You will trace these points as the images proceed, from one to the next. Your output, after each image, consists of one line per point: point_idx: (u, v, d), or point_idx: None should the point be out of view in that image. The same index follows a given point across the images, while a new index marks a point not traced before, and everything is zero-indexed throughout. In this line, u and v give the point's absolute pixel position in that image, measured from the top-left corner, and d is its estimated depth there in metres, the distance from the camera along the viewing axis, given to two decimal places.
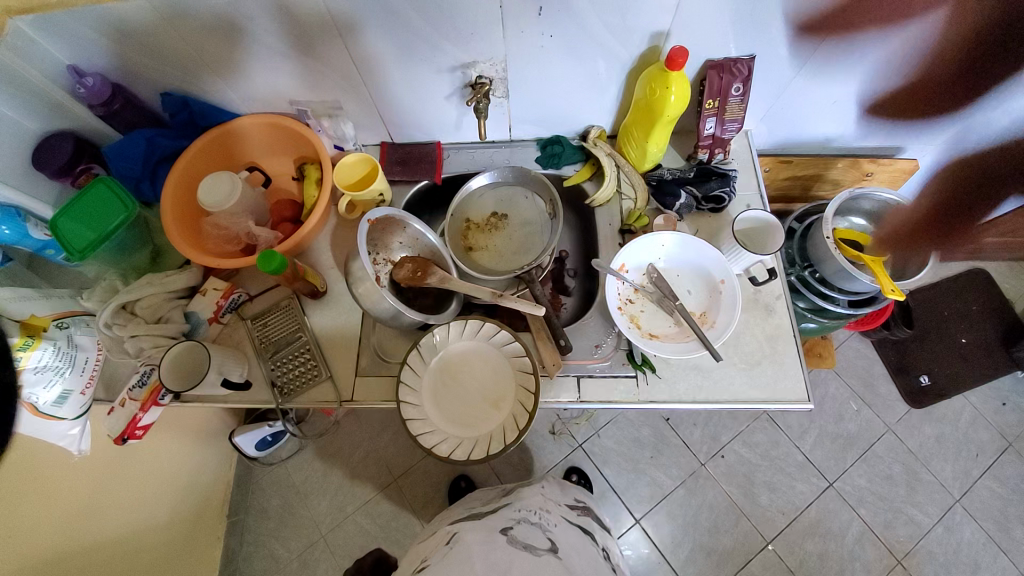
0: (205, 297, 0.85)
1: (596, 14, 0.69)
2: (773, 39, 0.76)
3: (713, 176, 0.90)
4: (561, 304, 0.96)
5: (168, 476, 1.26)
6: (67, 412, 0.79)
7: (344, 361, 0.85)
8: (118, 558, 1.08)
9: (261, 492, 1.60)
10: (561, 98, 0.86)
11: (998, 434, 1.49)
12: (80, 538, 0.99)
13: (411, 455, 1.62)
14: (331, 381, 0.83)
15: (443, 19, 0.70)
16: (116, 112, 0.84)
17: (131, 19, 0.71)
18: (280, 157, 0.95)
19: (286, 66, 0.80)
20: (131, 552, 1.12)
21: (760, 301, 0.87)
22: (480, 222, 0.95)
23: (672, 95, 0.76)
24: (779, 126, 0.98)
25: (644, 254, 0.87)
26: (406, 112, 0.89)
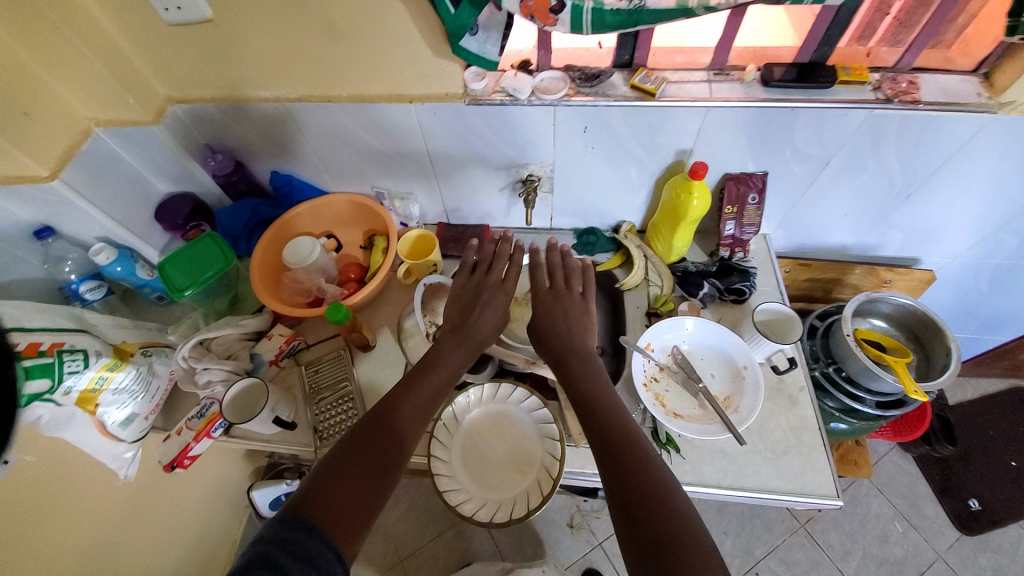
0: (271, 341, 0.96)
1: (633, 135, 0.84)
2: (784, 160, 0.89)
3: (734, 271, 0.98)
4: None
5: (182, 521, 1.27)
6: (128, 435, 0.87)
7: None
8: None
9: None
10: (598, 196, 1.00)
11: None
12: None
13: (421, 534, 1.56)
14: None
15: (507, 132, 0.86)
16: (232, 181, 1.03)
17: (264, 118, 0.91)
18: (353, 228, 1.11)
19: (374, 158, 0.97)
20: None
21: (784, 391, 0.90)
22: (519, 296, 1.05)
23: (695, 200, 0.88)
24: (796, 232, 1.08)
25: (670, 336, 0.92)
26: (465, 199, 1.04)
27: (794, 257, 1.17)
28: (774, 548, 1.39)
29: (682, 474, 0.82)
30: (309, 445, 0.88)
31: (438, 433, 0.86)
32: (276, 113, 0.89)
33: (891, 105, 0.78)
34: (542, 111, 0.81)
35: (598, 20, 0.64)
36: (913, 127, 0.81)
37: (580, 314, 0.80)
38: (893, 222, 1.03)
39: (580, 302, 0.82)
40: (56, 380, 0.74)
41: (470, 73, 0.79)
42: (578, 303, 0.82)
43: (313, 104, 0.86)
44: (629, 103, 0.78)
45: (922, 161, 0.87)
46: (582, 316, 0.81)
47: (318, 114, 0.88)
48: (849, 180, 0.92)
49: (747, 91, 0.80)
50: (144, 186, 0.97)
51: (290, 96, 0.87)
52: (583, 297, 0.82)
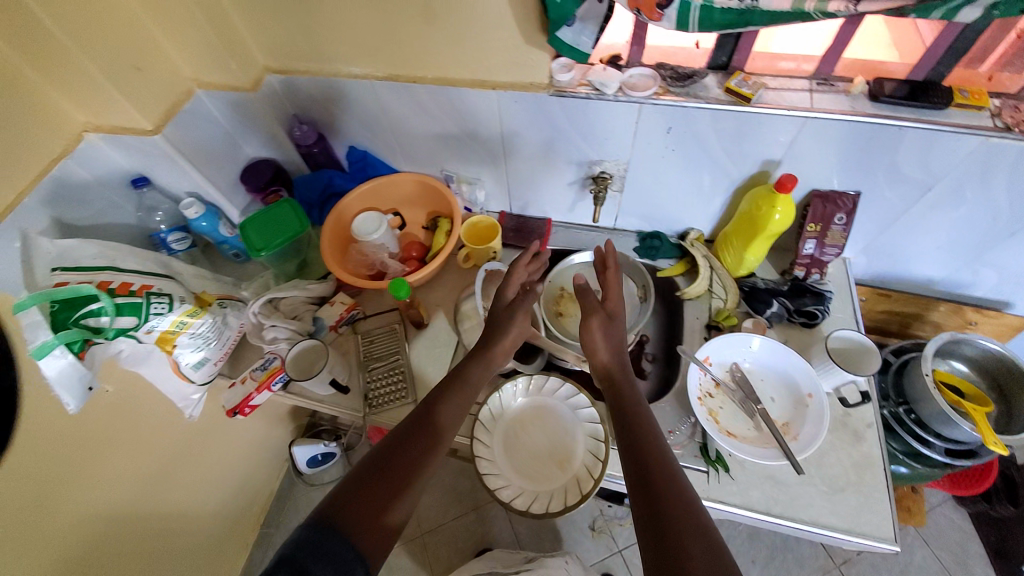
0: (332, 307, 1.00)
1: (718, 140, 0.81)
2: (879, 182, 0.83)
3: (808, 292, 0.93)
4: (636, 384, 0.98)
5: (228, 465, 1.36)
6: (199, 376, 0.92)
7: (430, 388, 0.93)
8: (156, 534, 1.16)
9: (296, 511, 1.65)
10: (669, 199, 0.97)
11: None
12: (142, 506, 1.10)
13: (444, 513, 1.60)
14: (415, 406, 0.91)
15: (586, 126, 0.85)
16: (313, 153, 1.07)
17: (351, 93, 0.94)
18: (417, 209, 1.13)
19: (448, 142, 0.99)
20: (170, 531, 1.20)
21: (848, 425, 0.85)
22: (574, 293, 1.04)
23: (777, 214, 0.83)
24: (878, 259, 1.01)
25: (730, 352, 0.89)
26: (532, 190, 1.04)
27: (871, 285, 1.10)
28: None
29: (728, 494, 0.79)
30: (359, 410, 0.92)
31: (483, 417, 0.87)
32: (362, 90, 0.92)
33: (1013, 134, 0.71)
34: (627, 108, 0.79)
35: (705, 18, 0.61)
36: None
37: (616, 328, 0.78)
38: (993, 260, 0.94)
39: (618, 314, 0.80)
40: (142, 318, 0.81)
41: (557, 64, 0.79)
42: (615, 313, 0.80)
43: (399, 84, 0.88)
44: (720, 106, 0.75)
45: None
46: (619, 327, 0.79)
47: (403, 94, 0.90)
48: (951, 211, 0.85)
49: (852, 104, 0.75)
50: (233, 149, 1.03)
51: (378, 75, 0.89)
52: (619, 310, 0.80)
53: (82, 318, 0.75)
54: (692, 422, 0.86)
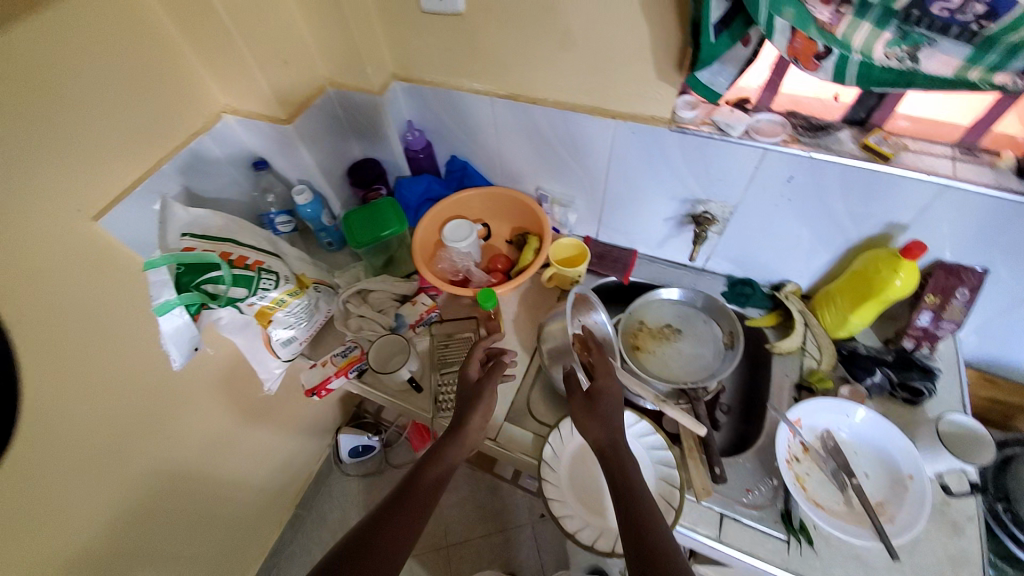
0: (414, 306, 1.02)
1: (840, 195, 0.79)
2: (1016, 263, 0.77)
3: (914, 367, 0.88)
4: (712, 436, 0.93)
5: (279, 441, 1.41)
6: (284, 352, 0.97)
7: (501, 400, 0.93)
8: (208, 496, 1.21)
9: (329, 497, 1.68)
10: (768, 248, 0.94)
11: None
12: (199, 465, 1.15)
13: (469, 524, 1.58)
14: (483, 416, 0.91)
15: (699, 164, 0.84)
16: (417, 158, 1.11)
17: (467, 106, 0.97)
18: (504, 222, 1.15)
19: (550, 163, 1.00)
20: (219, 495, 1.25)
21: (949, 517, 0.77)
22: (654, 329, 1.00)
23: (899, 280, 0.79)
24: (994, 343, 0.94)
25: (824, 417, 0.84)
26: (625, 220, 1.04)
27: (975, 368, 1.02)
28: None
29: (808, 569, 0.73)
30: (428, 411, 0.92)
31: (552, 440, 0.86)
32: (480, 105, 0.96)
33: None
34: (749, 151, 0.78)
35: (863, 76, 0.60)
36: None
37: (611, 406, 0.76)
38: None
39: (609, 392, 0.78)
40: (252, 289, 0.86)
41: (682, 102, 0.80)
42: (607, 391, 0.78)
43: (518, 103, 0.91)
44: (851, 162, 0.73)
45: None
46: (610, 402, 0.76)
47: (520, 113, 0.93)
48: None
49: (1000, 177, 0.70)
50: (345, 144, 1.09)
51: (499, 92, 0.92)
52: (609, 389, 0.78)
53: (202, 282, 0.79)
54: (774, 486, 0.81)
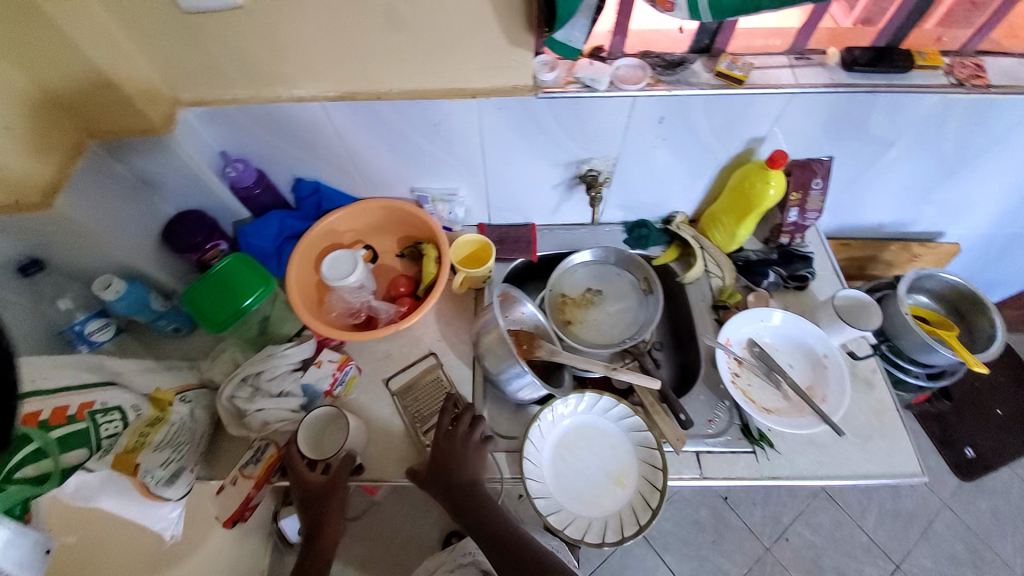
0: (319, 368, 0.85)
1: (704, 118, 0.79)
2: (851, 146, 0.86)
3: (796, 257, 0.96)
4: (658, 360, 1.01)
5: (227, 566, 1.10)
6: (174, 492, 0.74)
7: None
8: None
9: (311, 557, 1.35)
10: (651, 191, 0.97)
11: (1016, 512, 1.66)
12: None
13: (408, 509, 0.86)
14: None
15: (576, 124, 0.80)
16: (254, 195, 0.91)
17: (296, 115, 0.79)
18: (385, 235, 1.00)
19: (412, 158, 0.87)
20: None
21: (859, 375, 0.88)
22: (576, 297, 1.00)
23: (771, 189, 0.84)
24: (842, 214, 1.06)
25: (745, 328, 0.90)
26: (514, 198, 0.98)
27: (830, 238, 1.15)
28: (800, 514, 1.63)
29: (779, 469, 0.80)
30: (405, 459, 0.82)
31: (527, 469, 0.78)
32: (309, 113, 0.78)
33: (963, 89, 0.78)
34: (620, 102, 0.75)
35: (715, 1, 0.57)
36: (978, 109, 0.81)
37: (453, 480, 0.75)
38: (934, 199, 1.04)
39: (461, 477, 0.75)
40: (93, 446, 0.69)
41: (539, 64, 0.74)
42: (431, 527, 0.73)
43: (356, 104, 0.76)
44: (713, 91, 0.74)
45: (979, 138, 0.88)
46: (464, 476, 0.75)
47: (365, 113, 0.78)
48: (908, 163, 0.91)
49: (831, 76, 0.75)
50: (150, 202, 0.85)
51: (330, 93, 0.76)
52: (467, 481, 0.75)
53: (15, 470, 0.58)
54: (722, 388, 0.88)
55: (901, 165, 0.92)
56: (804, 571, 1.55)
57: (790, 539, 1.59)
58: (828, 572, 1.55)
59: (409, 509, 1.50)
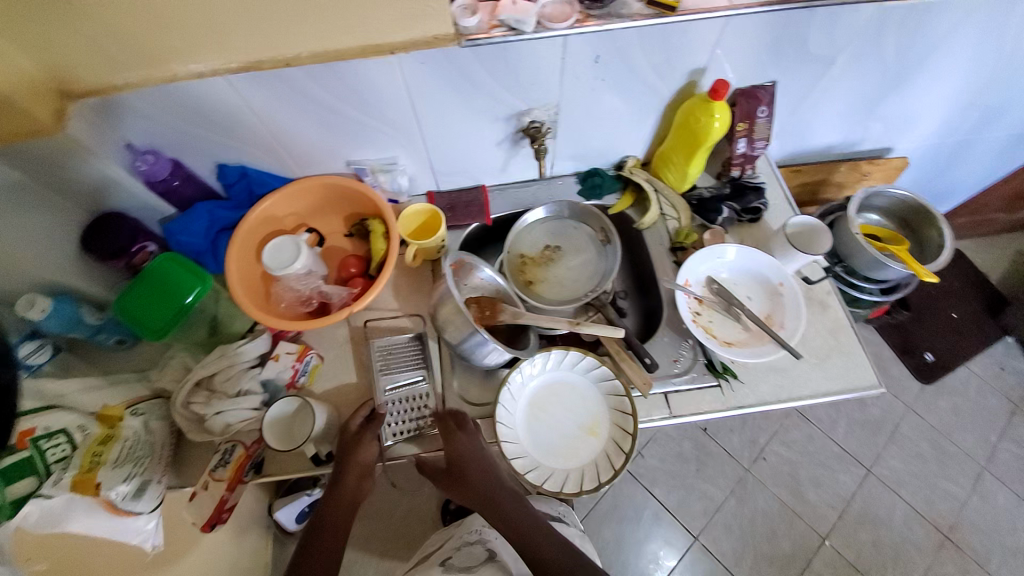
0: (279, 362, 0.82)
1: (641, 52, 0.75)
2: (792, 68, 0.84)
3: (748, 189, 0.96)
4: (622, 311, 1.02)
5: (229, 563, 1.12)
6: (145, 505, 0.73)
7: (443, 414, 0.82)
8: None
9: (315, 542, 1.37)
10: (598, 137, 0.93)
11: (973, 405, 1.79)
12: None
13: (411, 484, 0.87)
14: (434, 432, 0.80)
15: (508, 74, 0.75)
16: (175, 188, 0.84)
17: (202, 93, 0.72)
18: (329, 215, 0.95)
19: (340, 128, 0.81)
20: None
21: (813, 298, 0.91)
22: (535, 256, 0.99)
23: (716, 122, 0.82)
24: (791, 140, 1.05)
25: (702, 267, 0.91)
26: (458, 159, 0.93)
27: (782, 165, 1.15)
28: (775, 434, 1.72)
29: (744, 398, 0.83)
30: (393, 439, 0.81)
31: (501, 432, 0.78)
32: (216, 89, 0.72)
33: None
34: (550, 45, 0.71)
35: None
36: (915, 15, 0.80)
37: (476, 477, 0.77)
38: (878, 113, 1.04)
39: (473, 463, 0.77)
40: (42, 471, 0.63)
41: (457, 10, 0.68)
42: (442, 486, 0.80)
43: (264, 74, 0.70)
44: (644, 22, 0.70)
45: (918, 47, 0.87)
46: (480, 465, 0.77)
47: (277, 82, 0.72)
48: (849, 78, 0.90)
49: None
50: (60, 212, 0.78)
51: (233, 65, 0.69)
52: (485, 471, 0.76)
53: None
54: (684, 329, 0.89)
55: (843, 83, 0.91)
56: (784, 486, 1.66)
57: (768, 458, 1.69)
58: (805, 485, 1.66)
59: (406, 482, 1.51)
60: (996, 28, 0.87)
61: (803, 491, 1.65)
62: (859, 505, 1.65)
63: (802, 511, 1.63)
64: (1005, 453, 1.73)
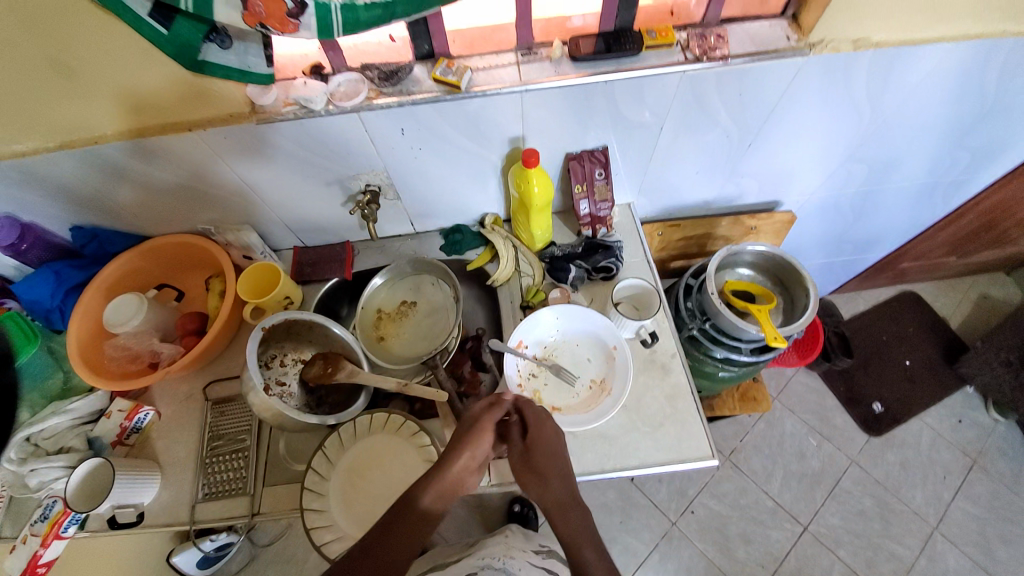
0: (109, 420, 0.84)
1: (449, 122, 0.77)
2: (618, 131, 0.84)
3: (598, 249, 0.95)
4: (478, 381, 0.93)
5: None
6: None
7: (265, 476, 0.83)
8: None
9: None
10: (448, 196, 0.94)
11: (928, 460, 1.66)
12: None
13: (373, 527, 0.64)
14: (248, 497, 0.81)
15: (322, 143, 0.77)
16: (24, 251, 0.88)
17: (29, 167, 0.75)
18: (194, 273, 1.00)
19: (178, 194, 0.85)
20: None
21: (656, 361, 0.88)
22: (391, 311, 0.99)
23: (536, 187, 0.83)
24: (658, 197, 1.05)
25: (540, 329, 0.89)
26: (310, 219, 0.96)
27: (662, 220, 1.14)
28: (705, 487, 1.65)
29: None
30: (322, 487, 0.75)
31: (308, 498, 0.78)
32: (38, 166, 0.75)
33: (702, 62, 0.74)
34: (345, 119, 0.73)
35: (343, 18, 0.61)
36: (730, 79, 0.77)
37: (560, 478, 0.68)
38: (745, 172, 1.02)
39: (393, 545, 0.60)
40: None
41: (253, 89, 0.71)
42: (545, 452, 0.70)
43: (79, 151, 0.74)
44: (436, 98, 0.72)
45: (753, 109, 0.84)
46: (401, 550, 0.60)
47: (94, 158, 0.76)
48: (691, 141, 0.89)
49: (556, 69, 0.74)
50: None
51: (49, 144, 0.73)
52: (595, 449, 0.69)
53: None
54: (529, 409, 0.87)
55: (686, 145, 0.90)
56: (711, 542, 1.57)
57: (696, 511, 1.61)
58: (734, 541, 1.57)
59: None
60: (833, 90, 0.83)
61: (732, 548, 1.56)
62: (794, 566, 1.53)
63: (729, 570, 1.53)
64: (960, 515, 1.57)
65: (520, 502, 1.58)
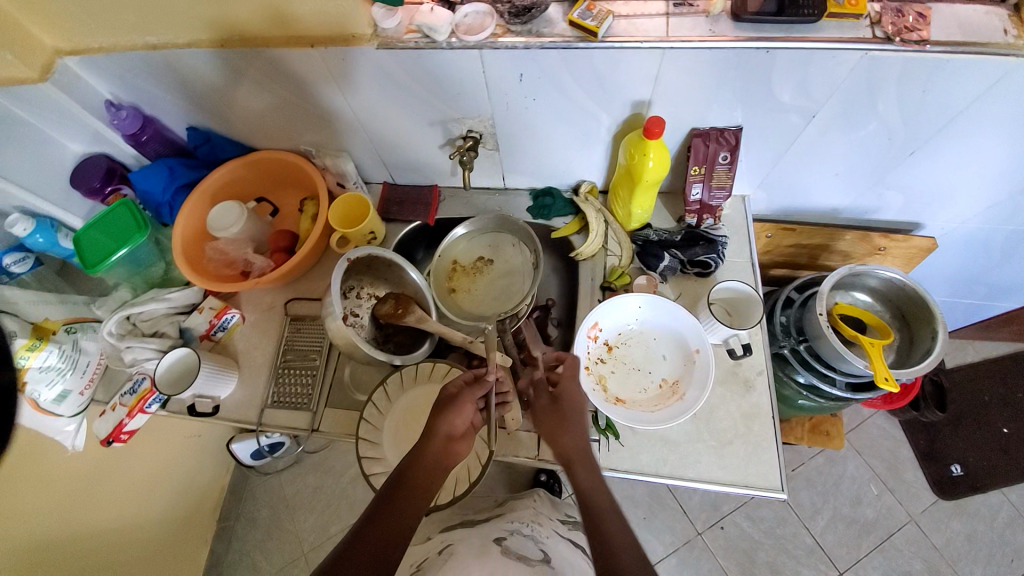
0: (201, 314, 0.90)
1: (571, 75, 0.70)
2: (758, 112, 0.73)
3: (700, 241, 0.87)
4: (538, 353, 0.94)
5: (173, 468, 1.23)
6: (66, 409, 0.87)
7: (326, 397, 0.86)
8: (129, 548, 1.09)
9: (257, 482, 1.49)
10: (548, 155, 0.88)
11: (1003, 540, 1.47)
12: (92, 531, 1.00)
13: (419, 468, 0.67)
14: (309, 413, 0.85)
15: (434, 78, 0.73)
16: (143, 142, 0.93)
17: (159, 61, 0.78)
18: (288, 191, 1.02)
19: (287, 110, 0.86)
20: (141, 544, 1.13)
21: (740, 375, 0.81)
22: (467, 265, 0.97)
23: (650, 161, 0.75)
24: (779, 195, 0.93)
25: (619, 315, 0.84)
26: (404, 156, 0.94)
27: (773, 221, 1.02)
28: (740, 506, 1.57)
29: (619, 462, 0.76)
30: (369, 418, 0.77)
31: (363, 429, 0.80)
32: (168, 62, 0.77)
33: (892, 44, 0.61)
34: (465, 56, 0.68)
35: None
36: (918, 71, 0.64)
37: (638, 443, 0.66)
38: (892, 183, 0.87)
39: (425, 460, 0.65)
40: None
41: (378, 10, 0.67)
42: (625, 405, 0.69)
43: (204, 52, 0.75)
44: (566, 44, 0.65)
45: (933, 111, 0.70)
46: (433, 463, 0.65)
47: (217, 61, 0.76)
48: (840, 137, 0.76)
49: (712, 28, 0.64)
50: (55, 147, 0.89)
51: (179, 41, 0.75)
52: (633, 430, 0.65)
53: None
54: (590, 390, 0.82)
55: (835, 140, 0.77)
56: (734, 561, 1.51)
57: (724, 528, 1.55)
58: (758, 567, 1.50)
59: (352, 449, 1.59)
60: None
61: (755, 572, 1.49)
62: None
63: None
64: None
65: (547, 473, 1.59)
